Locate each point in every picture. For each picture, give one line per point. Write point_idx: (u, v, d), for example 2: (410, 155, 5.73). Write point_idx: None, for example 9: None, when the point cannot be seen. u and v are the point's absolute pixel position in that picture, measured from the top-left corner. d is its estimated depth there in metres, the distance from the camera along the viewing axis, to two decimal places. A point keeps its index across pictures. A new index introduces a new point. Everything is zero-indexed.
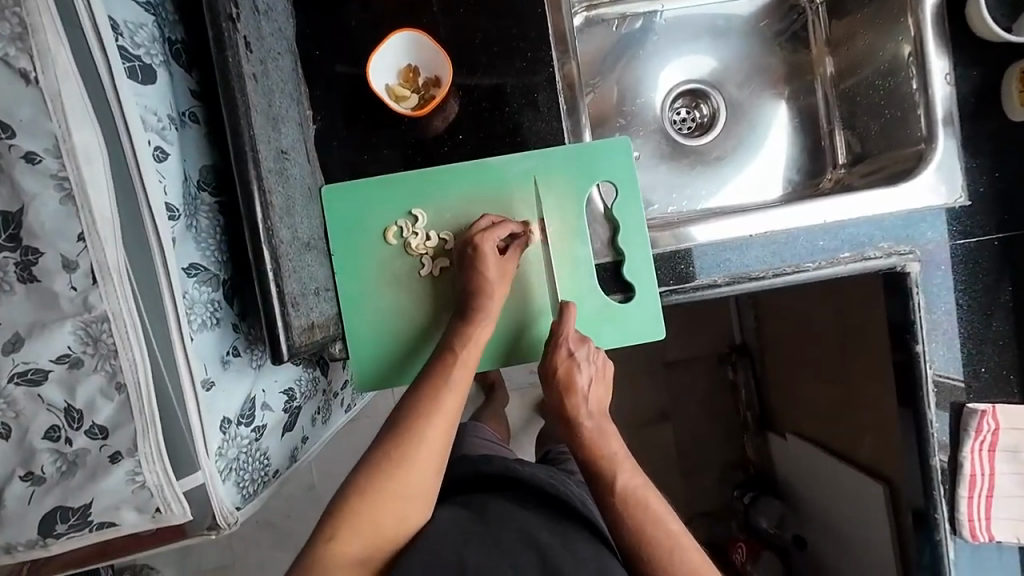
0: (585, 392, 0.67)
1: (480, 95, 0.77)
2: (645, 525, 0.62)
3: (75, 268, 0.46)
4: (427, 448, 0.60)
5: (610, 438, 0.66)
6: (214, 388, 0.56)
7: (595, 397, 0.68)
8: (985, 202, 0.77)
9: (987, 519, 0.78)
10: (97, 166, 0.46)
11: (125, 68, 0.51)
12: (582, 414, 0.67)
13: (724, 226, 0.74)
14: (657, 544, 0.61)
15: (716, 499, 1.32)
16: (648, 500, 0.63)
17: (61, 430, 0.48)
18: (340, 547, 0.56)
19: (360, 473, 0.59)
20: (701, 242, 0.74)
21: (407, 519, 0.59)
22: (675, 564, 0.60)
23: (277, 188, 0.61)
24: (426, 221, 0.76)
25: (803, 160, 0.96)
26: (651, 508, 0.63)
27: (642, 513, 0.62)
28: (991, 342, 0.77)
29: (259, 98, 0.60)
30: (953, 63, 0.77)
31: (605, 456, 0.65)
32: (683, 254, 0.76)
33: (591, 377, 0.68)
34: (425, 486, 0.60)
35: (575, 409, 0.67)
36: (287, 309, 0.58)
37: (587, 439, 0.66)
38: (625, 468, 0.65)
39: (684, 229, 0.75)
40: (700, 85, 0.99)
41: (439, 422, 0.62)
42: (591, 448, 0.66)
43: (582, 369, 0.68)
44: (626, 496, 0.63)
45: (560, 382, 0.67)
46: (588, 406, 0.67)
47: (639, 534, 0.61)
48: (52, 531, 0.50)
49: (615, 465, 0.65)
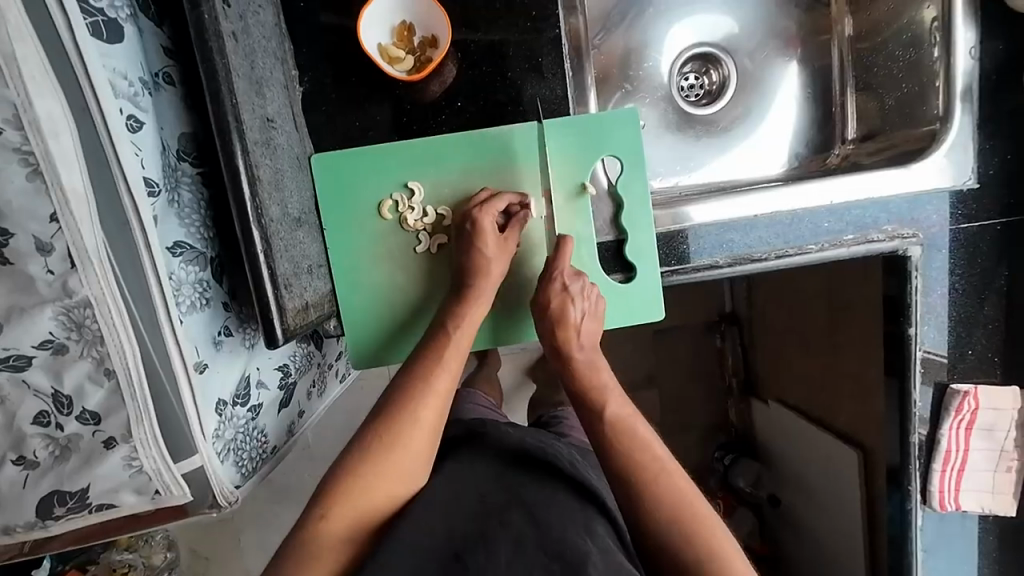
0: (578, 325, 0.69)
1: (480, 57, 0.71)
2: (633, 450, 0.61)
3: (50, 250, 0.43)
4: (420, 430, 0.60)
5: (602, 369, 0.68)
6: (207, 371, 0.54)
7: (588, 331, 0.70)
8: (992, 184, 0.76)
9: (956, 490, 0.82)
10: (65, 139, 0.42)
11: (88, 24, 0.46)
12: (575, 347, 0.69)
13: (727, 205, 0.73)
14: (646, 467, 0.60)
15: (697, 460, 1.39)
16: (636, 427, 0.63)
17: (50, 416, 0.47)
18: (331, 516, 0.55)
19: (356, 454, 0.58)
20: (702, 220, 0.73)
21: (399, 494, 0.59)
22: (664, 486, 0.59)
23: (264, 160, 0.57)
24: (423, 196, 0.72)
25: (812, 130, 0.93)
26: (639, 435, 0.62)
27: (633, 440, 0.62)
28: (980, 327, 0.79)
29: (240, 60, 0.55)
30: (979, 35, 0.73)
31: (596, 384, 0.67)
32: (684, 233, 0.75)
33: (585, 311, 0.70)
34: (416, 466, 0.60)
35: (568, 342, 0.69)
36: (280, 291, 0.55)
37: (580, 372, 0.68)
38: (616, 400, 0.66)
39: (684, 208, 0.74)
40: (711, 49, 0.94)
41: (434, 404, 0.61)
42: (581, 377, 0.68)
43: (577, 304, 0.70)
44: (614, 423, 0.64)
45: (553, 313, 0.69)
46: (580, 339, 0.69)
47: (628, 459, 0.61)
48: (51, 513, 0.49)
49: (606, 396, 0.66)
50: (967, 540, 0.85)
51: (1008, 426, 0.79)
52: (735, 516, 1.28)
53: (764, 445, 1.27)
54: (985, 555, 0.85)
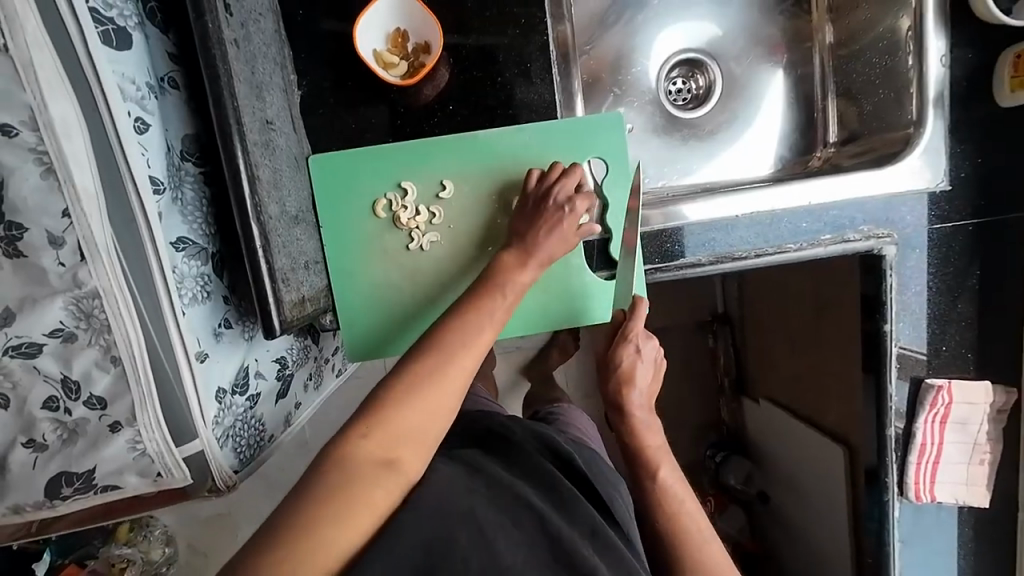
0: (640, 384, 0.79)
1: (472, 63, 0.74)
2: (678, 518, 0.70)
3: (61, 244, 0.45)
4: (456, 372, 0.55)
5: (656, 434, 0.78)
6: (208, 360, 0.57)
7: (646, 390, 0.80)
8: (964, 186, 0.79)
9: (932, 482, 0.84)
10: (77, 140, 0.45)
11: (99, 32, 0.48)
12: (636, 406, 0.79)
13: (712, 206, 0.77)
14: (688, 535, 0.68)
15: (689, 458, 1.42)
16: (682, 497, 0.72)
17: (59, 401, 0.50)
18: (358, 458, 0.50)
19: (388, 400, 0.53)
20: (689, 220, 0.77)
21: (420, 443, 0.53)
22: (701, 552, 0.67)
23: (263, 161, 0.60)
24: (416, 195, 0.75)
25: (795, 134, 0.96)
26: (684, 505, 0.71)
27: (677, 503, 0.71)
28: (954, 324, 0.82)
29: (241, 66, 0.58)
30: (950, 44, 0.77)
31: (650, 448, 0.77)
32: (672, 232, 0.78)
33: (646, 372, 0.80)
34: (444, 415, 0.54)
35: (630, 400, 0.79)
36: (277, 284, 0.58)
37: (636, 429, 0.78)
38: (668, 467, 0.75)
39: (675, 208, 0.77)
40: (697, 55, 0.97)
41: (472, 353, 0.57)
42: (637, 434, 0.78)
43: (642, 366, 0.79)
44: (665, 490, 0.73)
45: (620, 373, 0.79)
46: (641, 398, 0.79)
47: (672, 526, 0.70)
48: (59, 494, 0.52)
49: (659, 461, 0.75)
50: (945, 533, 0.88)
51: (981, 420, 0.82)
52: (728, 513, 1.31)
53: (755, 443, 1.30)
54: (962, 546, 0.88)
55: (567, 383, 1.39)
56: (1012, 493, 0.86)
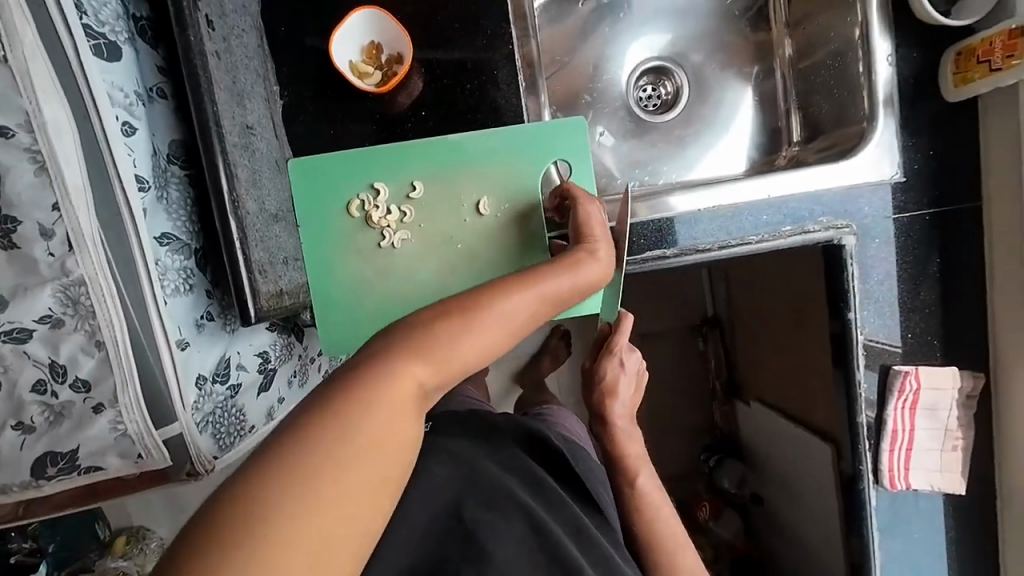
0: (622, 395, 0.81)
1: (442, 72, 0.79)
2: (653, 524, 0.78)
3: (51, 235, 0.49)
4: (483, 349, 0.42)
5: (636, 442, 0.82)
6: (188, 348, 0.61)
7: (628, 400, 0.82)
8: (919, 178, 0.82)
9: (905, 469, 0.85)
10: (67, 140, 0.49)
11: (91, 45, 0.54)
12: (617, 415, 0.81)
13: (698, 196, 0.81)
14: (662, 539, 0.77)
15: (686, 461, 1.44)
16: (658, 503, 0.79)
17: (47, 384, 0.53)
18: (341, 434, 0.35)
19: (419, 361, 0.39)
20: (680, 209, 0.81)
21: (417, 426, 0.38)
22: (672, 553, 0.76)
23: (242, 161, 0.64)
24: (387, 195, 0.77)
25: (761, 136, 1.00)
26: (658, 511, 0.78)
27: (654, 509, 0.79)
28: (919, 311, 0.84)
29: (223, 75, 0.63)
30: (895, 45, 0.81)
31: (629, 456, 0.81)
32: (662, 222, 0.81)
33: (629, 384, 0.82)
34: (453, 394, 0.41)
35: (611, 410, 0.81)
36: (253, 274, 0.62)
37: (615, 438, 0.82)
38: (647, 475, 0.81)
39: (663, 199, 0.81)
40: (664, 62, 1.02)
41: (525, 326, 0.45)
42: (616, 442, 0.82)
43: (624, 378, 0.81)
44: (642, 497, 0.79)
45: (603, 385, 0.81)
46: (621, 408, 0.82)
47: (647, 529, 0.78)
48: (44, 473, 0.55)
49: (638, 468, 0.81)
50: (931, 525, 0.88)
51: (949, 405, 0.84)
52: (724, 518, 1.30)
53: (747, 446, 1.29)
54: (948, 539, 0.88)
55: (559, 392, 1.41)
56: (989, 480, 0.87)
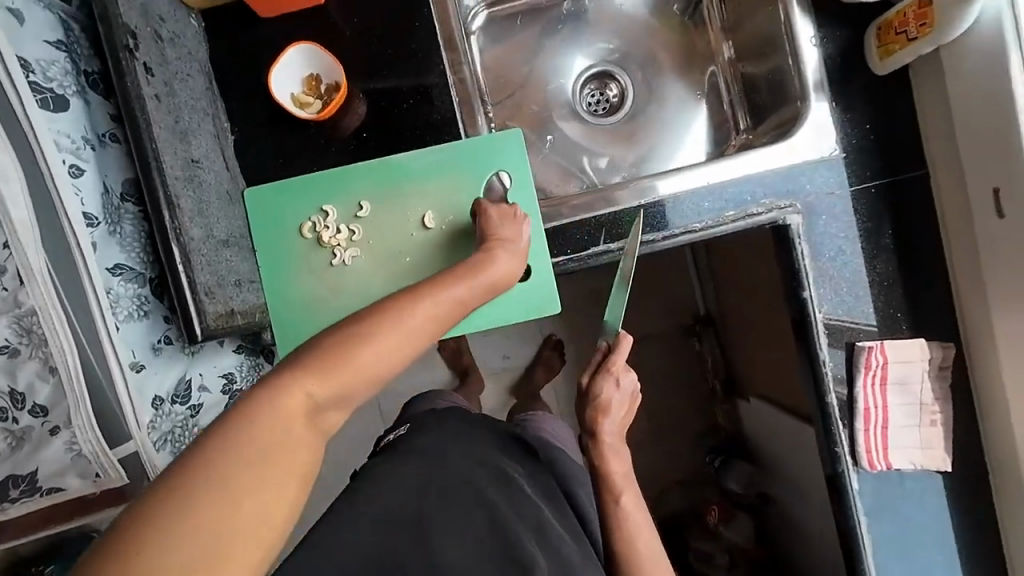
0: (613, 414, 0.80)
1: (379, 95, 0.83)
2: (629, 545, 0.75)
3: (3, 271, 0.54)
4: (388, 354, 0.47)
5: (624, 462, 0.80)
6: (143, 371, 0.65)
7: (619, 420, 0.81)
8: (860, 152, 0.82)
9: (884, 448, 0.82)
10: (15, 185, 0.54)
11: (38, 99, 0.60)
12: (607, 433, 0.80)
13: (682, 178, 0.82)
14: (636, 558, 0.75)
15: (691, 465, 1.41)
16: (637, 525, 0.76)
17: (8, 411, 0.56)
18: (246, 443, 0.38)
19: (319, 377, 0.43)
20: (666, 192, 0.82)
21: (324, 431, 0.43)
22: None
23: (187, 194, 0.70)
24: (336, 216, 0.81)
25: (710, 129, 1.02)
26: (636, 534, 0.75)
27: (631, 531, 0.75)
28: (878, 284, 0.83)
29: (164, 116, 0.69)
30: (818, 27, 0.83)
31: (609, 473, 0.79)
32: (648, 206, 0.82)
33: (620, 403, 0.81)
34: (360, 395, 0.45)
35: (602, 428, 0.80)
36: (199, 296, 0.67)
37: (601, 455, 0.80)
38: (630, 498, 0.77)
39: (652, 182, 0.82)
40: (606, 67, 1.05)
41: (426, 335, 0.50)
42: (601, 459, 0.80)
43: (615, 397, 0.80)
44: (620, 513, 0.76)
45: (595, 402, 0.80)
46: (612, 427, 0.81)
47: (621, 550, 0.75)
48: (7, 495, 0.59)
49: (620, 488, 0.78)
50: (927, 509, 0.84)
51: (920, 378, 0.82)
52: (734, 522, 1.25)
53: (751, 442, 1.28)
54: (949, 522, 0.84)
55: (553, 401, 1.38)
56: (980, 455, 0.83)
